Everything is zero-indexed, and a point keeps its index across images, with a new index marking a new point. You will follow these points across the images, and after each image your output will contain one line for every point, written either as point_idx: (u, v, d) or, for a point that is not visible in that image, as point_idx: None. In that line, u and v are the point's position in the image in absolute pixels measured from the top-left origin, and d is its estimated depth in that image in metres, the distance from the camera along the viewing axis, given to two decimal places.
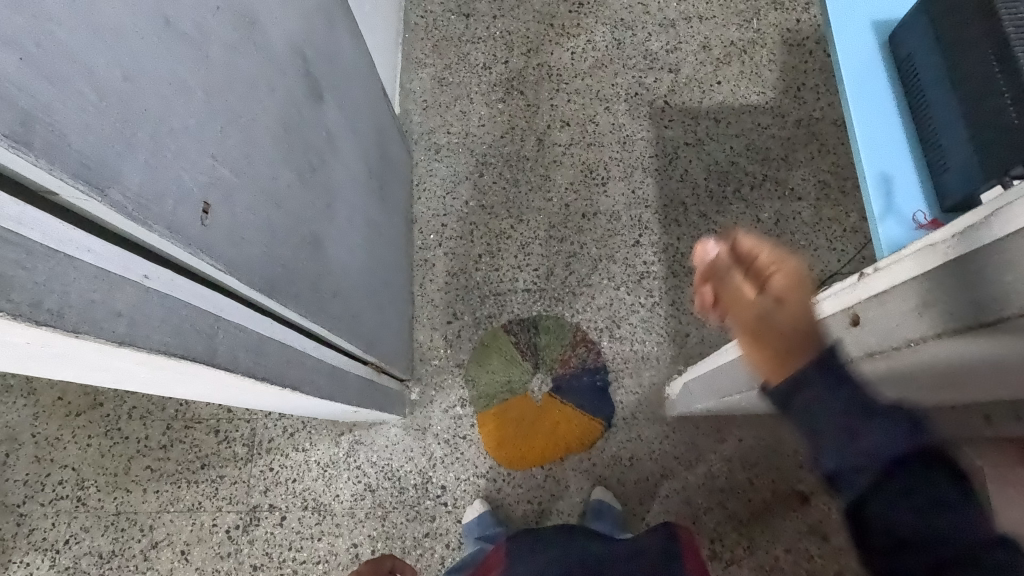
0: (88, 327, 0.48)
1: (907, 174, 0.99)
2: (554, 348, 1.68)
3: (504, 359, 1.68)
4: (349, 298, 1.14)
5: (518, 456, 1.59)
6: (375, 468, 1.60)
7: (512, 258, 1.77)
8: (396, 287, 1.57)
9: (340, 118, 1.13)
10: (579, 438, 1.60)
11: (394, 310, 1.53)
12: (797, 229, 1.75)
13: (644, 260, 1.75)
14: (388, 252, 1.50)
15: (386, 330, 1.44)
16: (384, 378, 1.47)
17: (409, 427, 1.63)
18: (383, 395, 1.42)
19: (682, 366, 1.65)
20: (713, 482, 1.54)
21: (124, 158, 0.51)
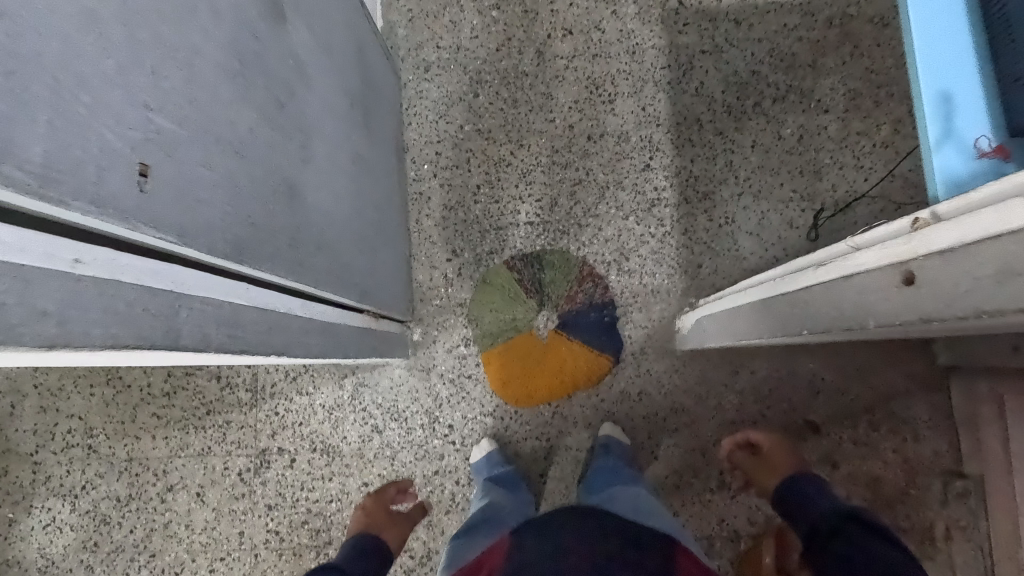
0: (3, 336, 0.41)
1: (972, 91, 0.83)
2: (560, 283, 1.61)
3: (504, 297, 1.61)
4: (337, 247, 1.05)
5: (525, 393, 1.56)
6: (381, 410, 1.58)
7: (512, 188, 1.65)
8: (390, 227, 1.47)
9: (308, 38, 0.98)
10: (587, 374, 1.56)
11: (390, 253, 1.45)
12: (822, 145, 1.61)
13: (654, 186, 1.63)
14: (379, 190, 1.39)
15: (383, 276, 1.36)
16: (384, 324, 1.41)
17: (412, 368, 1.59)
18: (383, 343, 1.37)
19: (693, 298, 1.58)
20: (723, 415, 1.52)
21: (16, 123, 0.40)
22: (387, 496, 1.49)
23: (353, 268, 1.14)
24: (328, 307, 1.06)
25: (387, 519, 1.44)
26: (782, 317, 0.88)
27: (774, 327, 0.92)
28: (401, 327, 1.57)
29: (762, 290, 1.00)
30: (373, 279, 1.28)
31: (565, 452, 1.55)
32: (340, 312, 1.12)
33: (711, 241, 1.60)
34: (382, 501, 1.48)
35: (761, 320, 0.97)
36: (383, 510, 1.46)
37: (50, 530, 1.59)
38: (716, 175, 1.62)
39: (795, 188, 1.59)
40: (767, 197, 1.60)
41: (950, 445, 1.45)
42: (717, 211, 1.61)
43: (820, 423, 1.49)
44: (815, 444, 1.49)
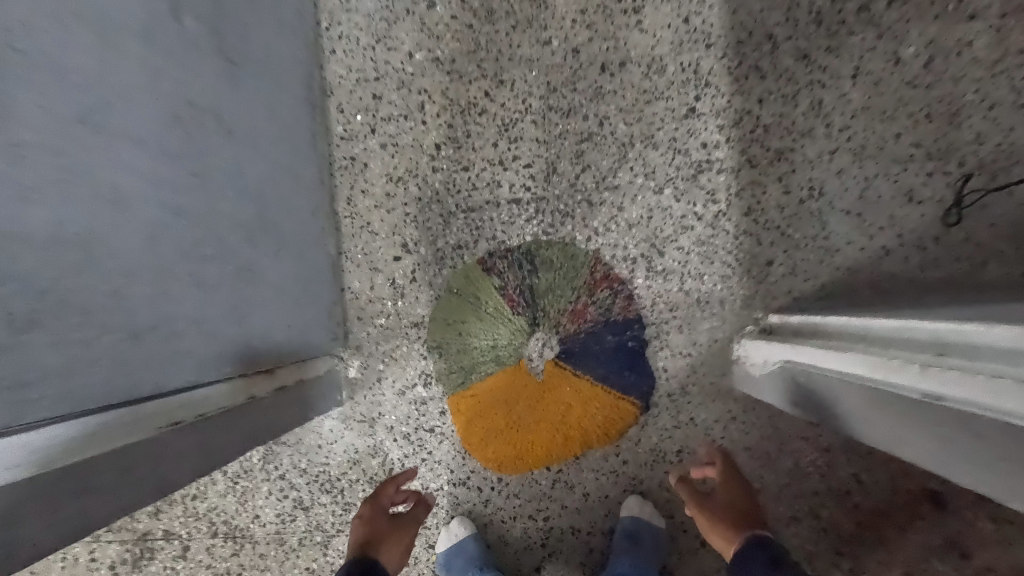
0: None
1: None
2: (562, 292, 1.09)
3: (479, 314, 1.10)
4: (97, 305, 0.52)
5: (514, 454, 1.08)
6: (306, 479, 1.12)
7: (489, 150, 1.10)
8: (290, 225, 0.93)
9: None
10: (602, 426, 1.08)
11: (288, 269, 0.92)
12: (965, 72, 1.02)
13: (702, 143, 1.08)
14: (264, 170, 0.85)
15: (262, 313, 0.84)
16: (280, 384, 0.90)
17: (349, 418, 1.11)
18: (280, 419, 0.86)
19: (760, 313, 1.07)
20: (799, 482, 1.07)
21: None
22: (386, 495, 1.00)
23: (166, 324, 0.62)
24: (101, 416, 0.56)
25: (388, 534, 0.95)
26: (946, 429, 0.59)
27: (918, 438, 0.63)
28: (328, 363, 1.07)
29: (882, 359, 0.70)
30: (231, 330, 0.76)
31: (570, 536, 1.09)
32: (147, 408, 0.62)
33: (786, 225, 1.06)
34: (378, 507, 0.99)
35: (906, 413, 0.66)
36: (385, 519, 0.97)
37: None
38: (797, 123, 1.06)
39: (919, 141, 1.04)
40: (874, 156, 1.05)
41: None
42: (797, 180, 1.06)
43: (945, 496, 1.02)
44: (933, 525, 1.03)
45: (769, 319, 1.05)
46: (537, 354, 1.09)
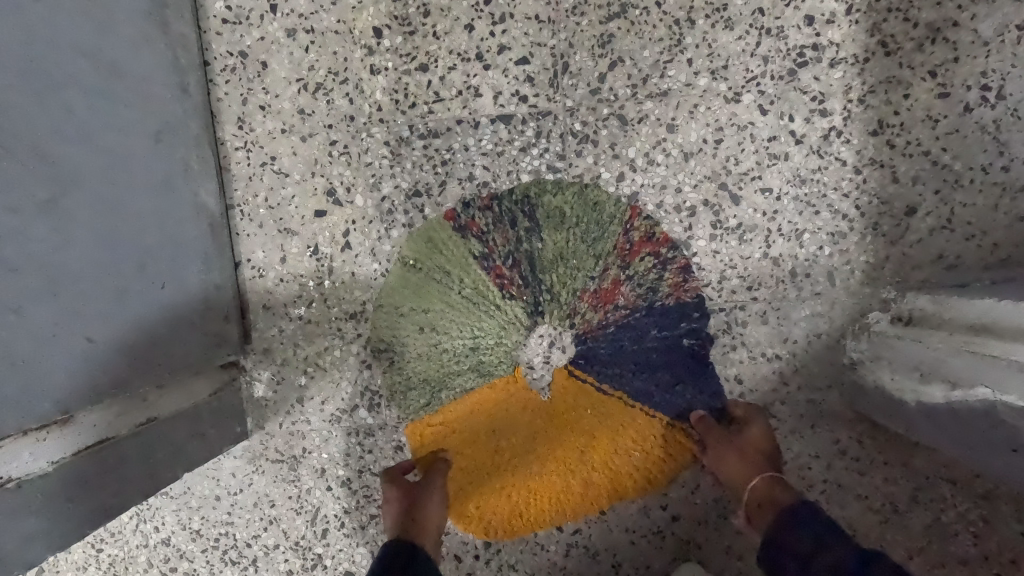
0: None
1: None
2: (577, 264, 0.70)
3: (451, 301, 0.71)
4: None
5: (505, 511, 0.73)
6: (201, 545, 0.75)
7: (458, 37, 0.69)
8: (97, 156, 0.51)
9: None
10: (639, 467, 0.71)
11: (95, 238, 0.50)
12: None
13: (805, 17, 0.67)
14: None
15: (16, 328, 0.43)
16: (87, 437, 0.51)
17: (259, 457, 0.74)
18: (64, 505, 0.48)
19: (889, 292, 0.68)
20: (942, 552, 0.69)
21: None
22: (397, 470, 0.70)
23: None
24: None
25: (417, 519, 0.66)
26: None
27: None
28: (214, 382, 0.69)
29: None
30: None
31: None
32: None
33: (939, 150, 0.66)
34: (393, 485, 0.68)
35: None
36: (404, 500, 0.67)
37: None
38: None
39: None
40: None
41: None
42: (960, 74, 0.65)
43: None
44: None
45: (908, 302, 0.66)
46: (540, 359, 0.71)
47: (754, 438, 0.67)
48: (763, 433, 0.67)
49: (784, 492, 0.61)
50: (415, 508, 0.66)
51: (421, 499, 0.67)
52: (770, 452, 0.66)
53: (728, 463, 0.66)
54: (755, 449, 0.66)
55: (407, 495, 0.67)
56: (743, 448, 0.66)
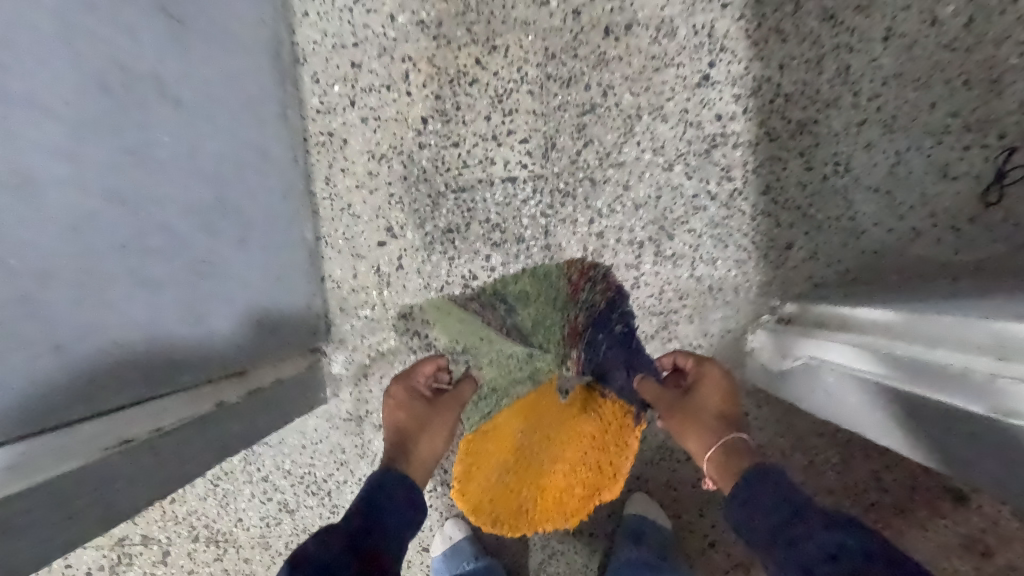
0: None
1: None
2: (551, 321, 1.03)
3: (483, 339, 1.05)
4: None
5: (527, 498, 1.05)
6: (291, 480, 1.04)
7: (481, 123, 1.00)
8: (261, 210, 0.84)
9: None
10: (617, 464, 1.03)
11: (261, 259, 0.83)
12: (1009, 34, 0.93)
13: (716, 115, 0.98)
14: (225, 150, 0.74)
15: (229, 313, 0.76)
16: (259, 381, 0.83)
17: (335, 416, 1.03)
18: (262, 418, 0.80)
19: (776, 301, 0.99)
20: (814, 481, 1.00)
21: None
22: (417, 369, 0.97)
23: (55, 335, 0.50)
24: (148, 407, 0.62)
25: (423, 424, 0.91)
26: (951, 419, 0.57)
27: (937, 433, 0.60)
28: (308, 361, 0.99)
29: (919, 354, 0.61)
30: (188, 332, 0.69)
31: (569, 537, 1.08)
32: (48, 439, 0.50)
33: (807, 205, 0.97)
34: (410, 392, 0.95)
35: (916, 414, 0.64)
36: (416, 405, 0.93)
37: None
38: (821, 91, 0.96)
39: (956, 111, 0.94)
40: (906, 128, 0.95)
41: None
42: (820, 155, 0.97)
43: (969, 491, 0.97)
44: (957, 521, 0.98)
45: (786, 307, 0.97)
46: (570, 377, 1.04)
47: (707, 399, 0.87)
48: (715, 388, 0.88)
49: (733, 442, 0.81)
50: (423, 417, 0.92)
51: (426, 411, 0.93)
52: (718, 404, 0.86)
53: (688, 418, 0.86)
54: (706, 404, 0.86)
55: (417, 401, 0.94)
56: (694, 406, 0.87)
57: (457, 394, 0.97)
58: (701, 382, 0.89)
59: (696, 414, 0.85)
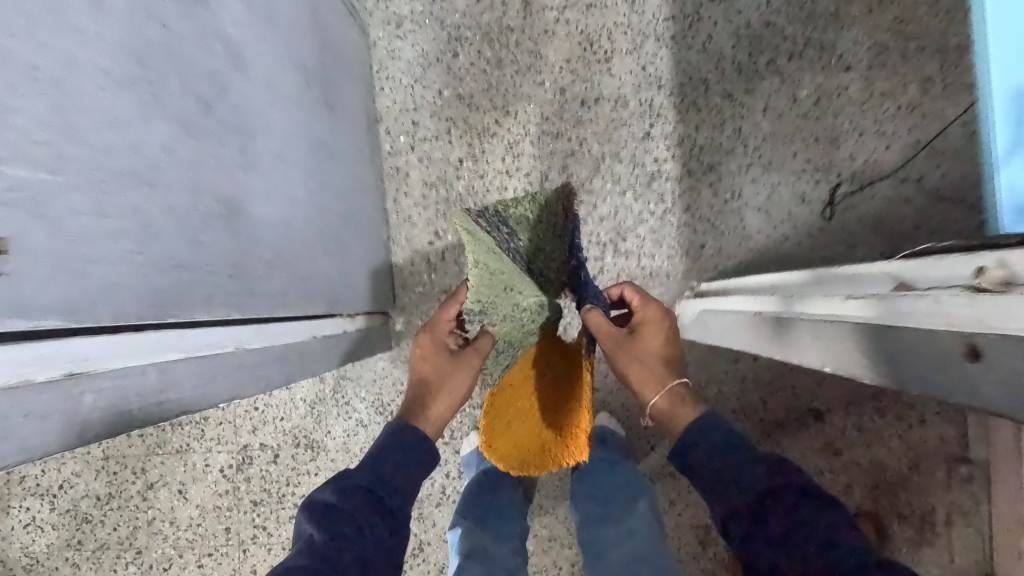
0: None
1: None
2: (552, 249, 1.14)
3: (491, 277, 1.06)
4: (280, 261, 0.88)
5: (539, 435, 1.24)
6: (365, 403, 1.51)
7: (499, 162, 1.50)
8: (365, 217, 1.33)
9: (270, 48, 0.87)
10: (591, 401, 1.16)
11: (365, 247, 1.32)
12: (841, 109, 1.44)
13: (655, 158, 1.48)
14: (352, 180, 1.24)
15: (355, 278, 1.25)
16: (366, 324, 1.33)
17: (397, 359, 1.51)
18: (365, 345, 1.30)
19: (695, 282, 1.48)
20: (722, 404, 1.48)
21: None
22: (443, 315, 1.24)
23: (306, 273, 0.98)
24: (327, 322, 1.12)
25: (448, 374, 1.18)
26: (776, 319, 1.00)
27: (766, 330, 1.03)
28: (381, 320, 1.47)
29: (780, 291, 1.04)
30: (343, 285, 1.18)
31: None
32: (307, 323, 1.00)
33: (715, 219, 1.47)
34: (440, 342, 1.22)
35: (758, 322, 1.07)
36: (439, 357, 1.20)
37: (30, 530, 1.55)
38: (723, 144, 1.47)
39: (810, 158, 1.45)
40: (778, 169, 1.45)
41: (958, 433, 1.42)
42: (723, 185, 1.47)
43: (824, 410, 1.46)
44: (817, 431, 1.46)
45: (700, 286, 1.46)
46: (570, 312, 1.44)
47: (652, 346, 1.11)
48: (657, 337, 1.12)
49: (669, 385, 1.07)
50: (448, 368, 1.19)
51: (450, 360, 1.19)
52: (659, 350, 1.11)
53: (638, 363, 1.09)
54: (650, 350, 1.10)
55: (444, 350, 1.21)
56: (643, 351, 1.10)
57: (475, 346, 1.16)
58: (646, 333, 1.13)
59: (643, 359, 1.09)
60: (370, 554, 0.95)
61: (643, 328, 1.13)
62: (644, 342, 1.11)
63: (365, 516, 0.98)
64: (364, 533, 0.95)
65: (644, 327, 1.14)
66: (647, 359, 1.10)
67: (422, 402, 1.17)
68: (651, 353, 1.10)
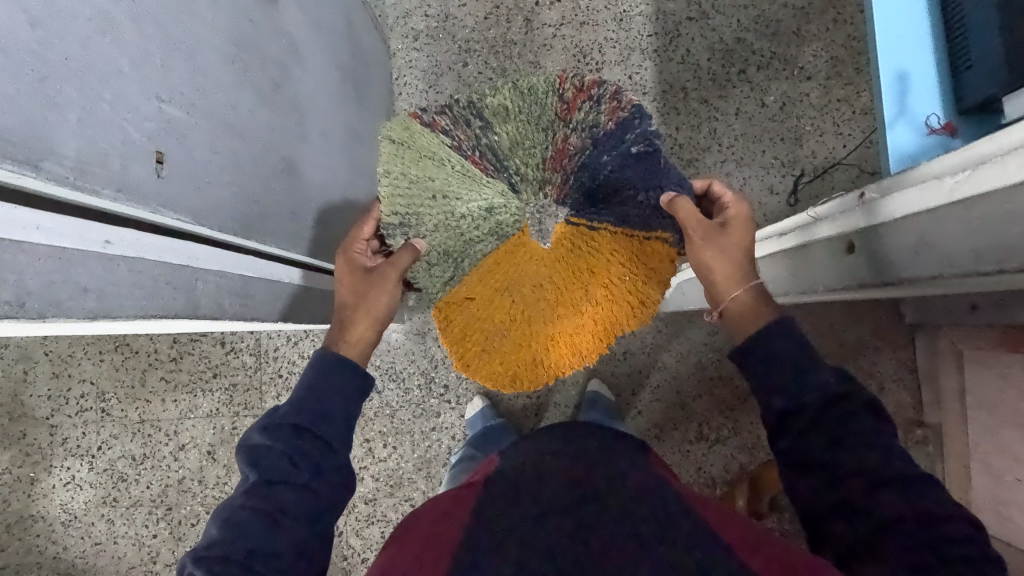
0: (106, 312, 0.55)
1: (920, 75, 1.24)
2: (533, 142, 1.22)
3: (428, 176, 1.21)
4: (318, 220, 1.06)
5: (532, 347, 1.37)
6: (379, 371, 1.67)
7: None
8: None
9: (318, 48, 1.06)
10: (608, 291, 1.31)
11: None
12: (803, 113, 1.64)
13: None
14: (375, 166, 1.43)
15: None
16: None
17: (408, 331, 1.66)
18: None
19: None
20: (702, 372, 1.61)
21: (126, 158, 0.54)
22: (358, 235, 1.14)
23: (334, 234, 1.16)
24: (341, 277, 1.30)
25: (369, 295, 1.06)
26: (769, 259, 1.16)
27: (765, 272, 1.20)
28: None
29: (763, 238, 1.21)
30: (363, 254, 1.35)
31: (554, 410, 1.66)
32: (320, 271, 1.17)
33: None
34: (349, 268, 1.09)
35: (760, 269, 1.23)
36: (355, 276, 1.07)
37: (70, 488, 1.69)
38: (700, 143, 1.66)
39: (777, 155, 1.64)
40: (749, 164, 1.65)
41: (913, 398, 1.58)
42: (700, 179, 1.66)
43: None
44: None
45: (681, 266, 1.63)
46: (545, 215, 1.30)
47: (740, 239, 0.99)
48: (743, 231, 1.00)
49: (748, 281, 0.96)
50: (368, 290, 1.07)
51: (370, 282, 1.07)
52: (746, 245, 0.99)
53: (725, 250, 0.98)
54: (737, 244, 0.98)
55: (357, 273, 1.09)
56: (727, 244, 0.98)
57: (399, 262, 1.09)
58: (733, 226, 1.00)
59: (726, 252, 0.98)
60: (314, 485, 0.87)
61: (732, 220, 1.01)
62: (733, 234, 0.99)
63: (301, 451, 0.88)
64: (302, 466, 0.87)
65: (734, 220, 1.01)
66: (736, 251, 0.98)
67: (341, 325, 1.04)
68: (738, 247, 0.98)
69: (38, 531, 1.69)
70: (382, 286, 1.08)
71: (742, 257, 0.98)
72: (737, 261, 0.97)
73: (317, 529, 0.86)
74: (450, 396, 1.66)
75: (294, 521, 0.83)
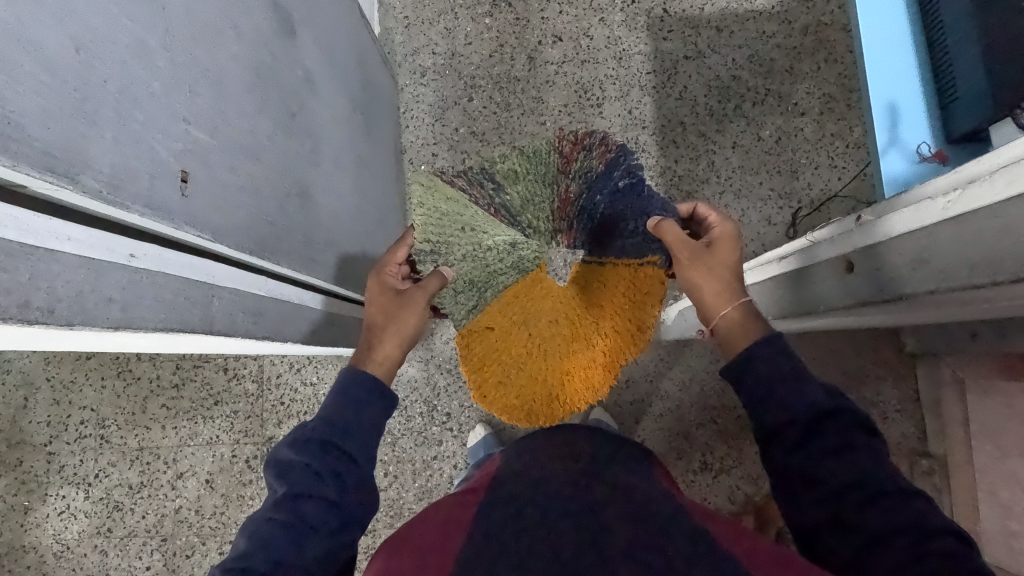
0: (128, 322, 0.56)
1: (914, 110, 1.31)
2: (541, 199, 1.23)
3: (450, 223, 1.21)
4: (328, 245, 1.08)
5: (547, 380, 1.35)
6: None
7: None
8: (389, 228, 1.54)
9: (332, 80, 1.11)
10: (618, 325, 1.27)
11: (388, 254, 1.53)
12: (798, 146, 1.69)
13: None
14: (383, 195, 1.46)
15: None
16: None
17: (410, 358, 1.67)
18: None
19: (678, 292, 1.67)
20: (704, 400, 1.61)
21: (154, 175, 0.57)
22: (392, 258, 1.19)
23: (342, 262, 1.18)
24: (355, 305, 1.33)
25: (398, 315, 1.09)
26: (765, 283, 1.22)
27: (760, 297, 1.25)
28: None
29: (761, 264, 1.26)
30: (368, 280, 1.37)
31: None
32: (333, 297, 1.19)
33: None
34: (379, 288, 1.13)
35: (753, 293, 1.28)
36: (386, 296, 1.11)
37: (64, 517, 1.66)
38: (699, 174, 1.71)
39: (774, 187, 1.68)
40: (747, 195, 1.69)
41: (917, 428, 1.57)
42: None
43: None
44: None
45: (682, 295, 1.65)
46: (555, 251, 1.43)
47: (726, 256, 1.01)
48: (731, 249, 1.02)
49: (737, 299, 0.97)
50: (398, 309, 1.10)
51: (399, 302, 1.10)
52: (733, 263, 1.00)
53: (710, 270, 0.99)
54: (723, 262, 1.00)
55: (387, 293, 1.12)
56: (712, 263, 1.00)
57: (428, 285, 1.12)
58: (719, 244, 1.02)
59: (711, 271, 0.99)
60: (337, 498, 0.86)
61: (718, 239, 1.03)
62: (720, 253, 1.01)
63: (326, 464, 0.88)
64: (327, 479, 0.87)
65: (721, 239, 1.03)
66: (722, 269, 0.99)
67: (370, 344, 1.06)
68: (725, 265, 1.00)
69: (28, 563, 1.65)
70: (411, 307, 1.11)
71: (728, 275, 0.99)
72: (723, 280, 0.99)
73: (341, 540, 0.85)
74: (452, 424, 1.65)
75: (318, 535, 0.83)
